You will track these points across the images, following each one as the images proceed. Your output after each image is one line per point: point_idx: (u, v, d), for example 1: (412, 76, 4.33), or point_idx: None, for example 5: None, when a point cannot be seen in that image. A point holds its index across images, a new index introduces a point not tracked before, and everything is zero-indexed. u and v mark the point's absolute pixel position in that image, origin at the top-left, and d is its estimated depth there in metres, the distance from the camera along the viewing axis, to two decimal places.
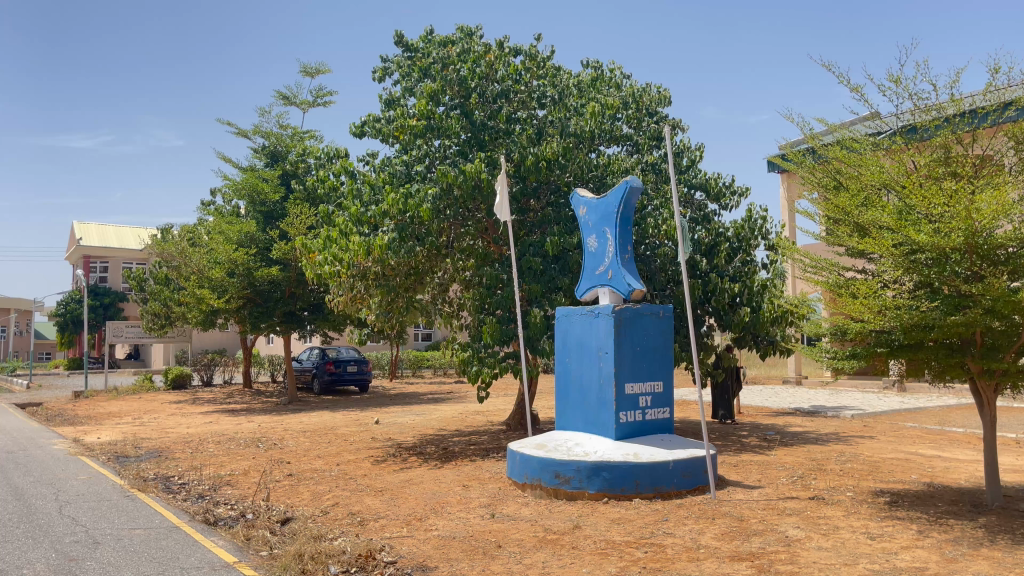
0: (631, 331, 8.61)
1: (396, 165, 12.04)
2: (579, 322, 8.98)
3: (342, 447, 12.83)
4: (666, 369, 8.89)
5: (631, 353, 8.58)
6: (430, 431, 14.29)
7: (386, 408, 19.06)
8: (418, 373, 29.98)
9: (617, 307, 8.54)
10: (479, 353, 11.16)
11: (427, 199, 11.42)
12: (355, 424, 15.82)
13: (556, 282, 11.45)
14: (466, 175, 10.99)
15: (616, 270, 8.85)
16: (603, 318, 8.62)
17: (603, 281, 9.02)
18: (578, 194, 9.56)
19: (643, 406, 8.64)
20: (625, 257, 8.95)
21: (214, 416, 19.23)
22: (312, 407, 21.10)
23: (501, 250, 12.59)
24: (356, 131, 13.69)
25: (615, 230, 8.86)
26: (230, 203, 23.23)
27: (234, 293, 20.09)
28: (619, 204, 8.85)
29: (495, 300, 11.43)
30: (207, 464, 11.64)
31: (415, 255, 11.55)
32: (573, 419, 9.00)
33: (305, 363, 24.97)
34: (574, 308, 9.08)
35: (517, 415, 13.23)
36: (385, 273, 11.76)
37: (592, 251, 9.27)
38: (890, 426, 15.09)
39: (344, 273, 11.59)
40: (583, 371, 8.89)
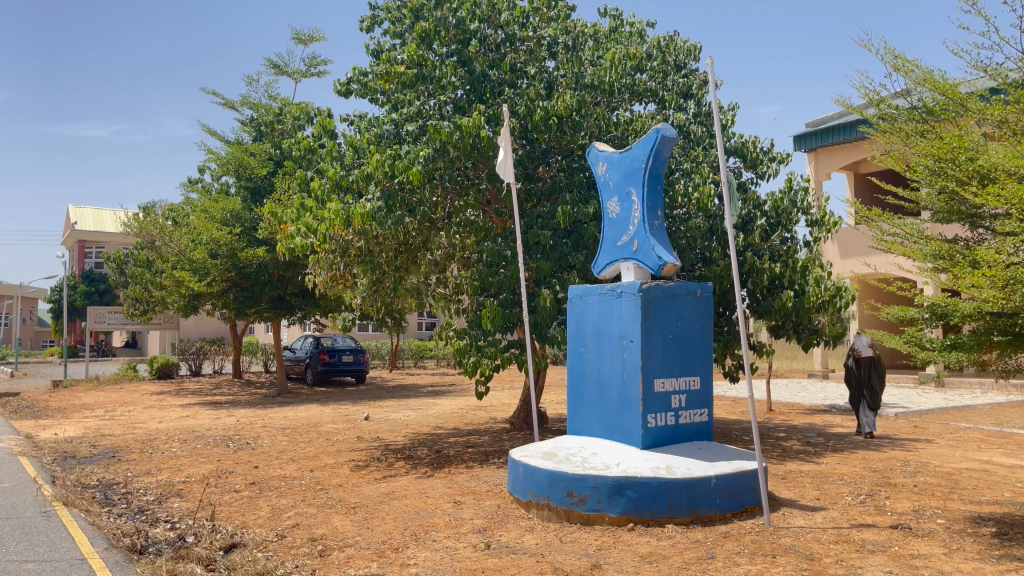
0: (662, 314, 6.95)
1: (383, 125, 10.47)
2: (597, 304, 7.32)
3: (322, 448, 11.22)
4: (704, 362, 7.21)
5: (663, 342, 6.93)
6: (424, 430, 12.66)
7: (380, 402, 17.48)
8: (421, 363, 28.43)
9: (645, 284, 6.89)
10: (478, 342, 9.49)
11: (418, 161, 9.80)
12: (342, 419, 14.24)
13: (568, 259, 9.75)
14: (463, 130, 9.30)
15: (645, 239, 7.21)
16: (627, 298, 6.97)
17: (627, 254, 7.37)
18: (595, 148, 7.84)
19: (676, 407, 6.99)
20: (654, 224, 7.28)
21: (194, 409, 17.71)
22: (302, 400, 19.55)
23: (506, 224, 10.90)
24: (342, 89, 12.03)
25: (643, 189, 7.20)
26: (217, 180, 21.65)
27: (217, 276, 18.51)
28: (649, 158, 7.19)
29: (496, 282, 9.75)
30: (163, 469, 10.07)
31: (404, 227, 9.93)
32: (588, 421, 7.35)
33: (300, 353, 23.40)
34: (590, 287, 7.41)
35: (521, 412, 11.54)
36: (368, 247, 10.08)
37: (613, 215, 7.58)
38: (943, 426, 13.37)
39: (320, 247, 9.92)
40: (601, 364, 7.24)
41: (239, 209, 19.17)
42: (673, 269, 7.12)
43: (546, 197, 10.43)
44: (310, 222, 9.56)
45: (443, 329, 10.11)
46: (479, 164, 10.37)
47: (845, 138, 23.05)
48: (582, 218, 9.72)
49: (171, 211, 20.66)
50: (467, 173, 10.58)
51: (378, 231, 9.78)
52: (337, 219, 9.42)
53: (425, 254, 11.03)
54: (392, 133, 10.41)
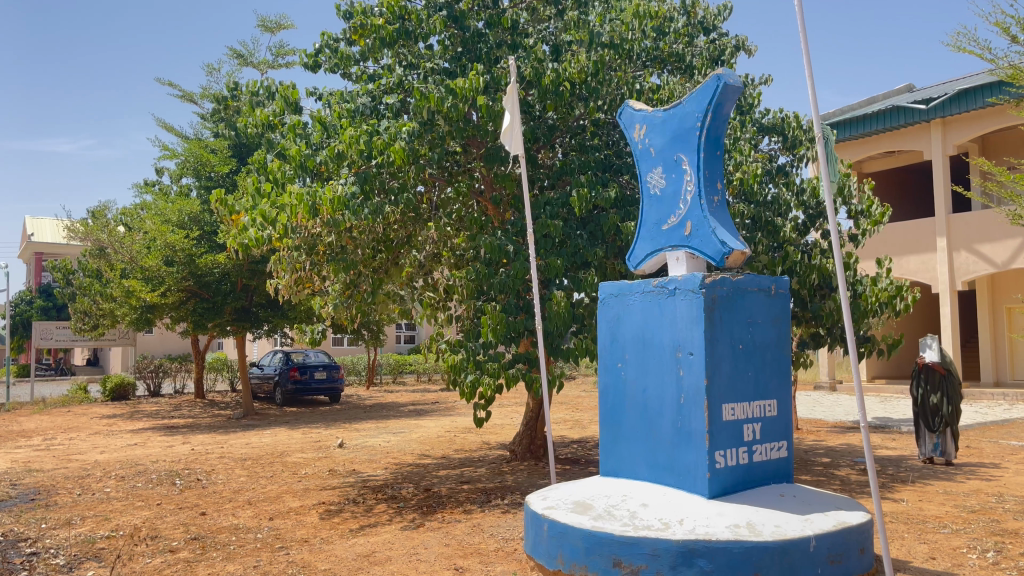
0: (730, 317, 5.25)
1: (357, 98, 8.81)
2: (640, 306, 5.61)
3: (286, 485, 9.33)
4: (780, 380, 5.51)
5: (732, 355, 5.23)
6: (408, 460, 10.86)
7: (357, 425, 15.64)
8: (399, 379, 26.52)
9: (707, 278, 5.19)
10: (476, 356, 7.72)
11: (401, 137, 8.10)
12: (312, 448, 12.36)
13: (584, 254, 8.05)
14: (453, 93, 7.58)
15: (702, 219, 5.52)
16: (684, 299, 5.27)
17: (679, 240, 5.69)
18: (629, 106, 6.14)
19: (749, 441, 5.29)
20: (715, 200, 5.59)
21: (145, 435, 15.70)
22: (269, 423, 17.64)
23: (503, 215, 9.17)
24: (310, 63, 10.28)
25: (701, 154, 5.52)
26: (174, 181, 19.71)
27: (172, 284, 16.57)
28: (704, 113, 5.50)
29: (499, 283, 7.94)
30: (88, 518, 8.15)
31: (384, 216, 8.21)
32: (630, 459, 5.64)
33: (268, 370, 21.46)
34: (630, 284, 5.70)
35: (523, 438, 9.73)
36: (340, 244, 8.26)
37: (656, 191, 5.88)
38: (995, 445, 11.85)
39: (279, 242, 8.10)
40: (646, 384, 5.53)
41: (197, 211, 17.29)
42: (740, 258, 5.45)
43: (554, 182, 8.73)
44: (263, 212, 7.72)
45: (430, 342, 8.35)
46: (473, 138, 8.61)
47: (849, 133, 21.63)
48: (602, 204, 8.00)
49: (122, 216, 18.67)
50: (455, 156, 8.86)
51: (352, 222, 8.00)
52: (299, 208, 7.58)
53: (407, 251, 9.25)
54: (369, 106, 8.78)
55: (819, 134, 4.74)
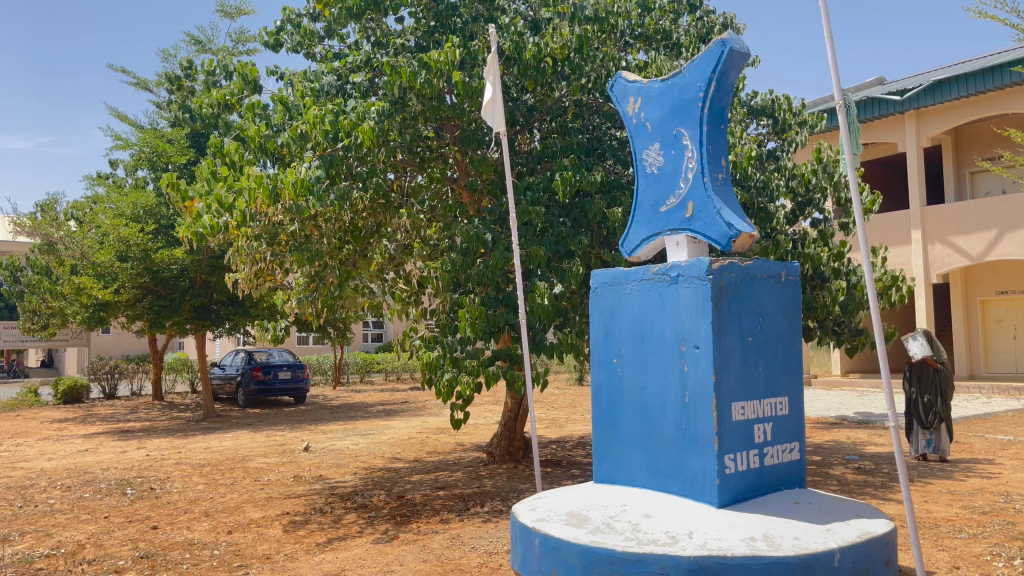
0: (739, 307, 4.76)
1: (322, 77, 8.18)
2: (637, 296, 5.09)
3: (248, 494, 8.67)
4: (792, 375, 5.03)
5: (740, 349, 4.73)
6: (379, 464, 10.25)
7: (324, 426, 14.97)
8: (367, 378, 25.78)
9: (714, 264, 4.67)
10: (454, 353, 7.15)
11: (369, 116, 7.50)
12: (276, 452, 11.67)
13: (567, 242, 7.53)
14: (426, 66, 6.99)
15: (706, 200, 5.01)
16: (687, 287, 4.76)
17: (679, 223, 5.18)
18: (622, 78, 5.60)
19: (760, 443, 4.80)
20: (720, 178, 5.08)
21: (98, 440, 14.85)
22: (231, 425, 16.87)
23: (479, 202, 8.59)
24: (271, 41, 9.60)
25: (704, 127, 5.01)
26: (129, 173, 18.78)
27: (126, 280, 15.72)
28: (707, 82, 4.99)
29: (477, 273, 7.36)
30: (27, 533, 7.41)
31: (352, 202, 7.60)
32: (628, 464, 5.12)
33: (230, 370, 20.65)
34: (627, 272, 5.17)
35: (502, 439, 9.18)
36: (304, 234, 7.61)
37: (653, 169, 5.35)
38: (983, 439, 11.58)
39: (237, 230, 7.44)
40: (645, 382, 5.01)
41: (153, 203, 16.44)
42: (747, 241, 4.95)
43: (535, 166, 8.15)
44: (216, 196, 7.02)
45: (401, 338, 7.78)
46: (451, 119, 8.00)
47: None
48: (587, 188, 7.47)
49: (73, 209, 17.73)
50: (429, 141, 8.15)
51: (317, 209, 7.36)
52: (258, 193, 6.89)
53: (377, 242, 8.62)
54: (335, 84, 8.15)
55: (839, 103, 4.26)
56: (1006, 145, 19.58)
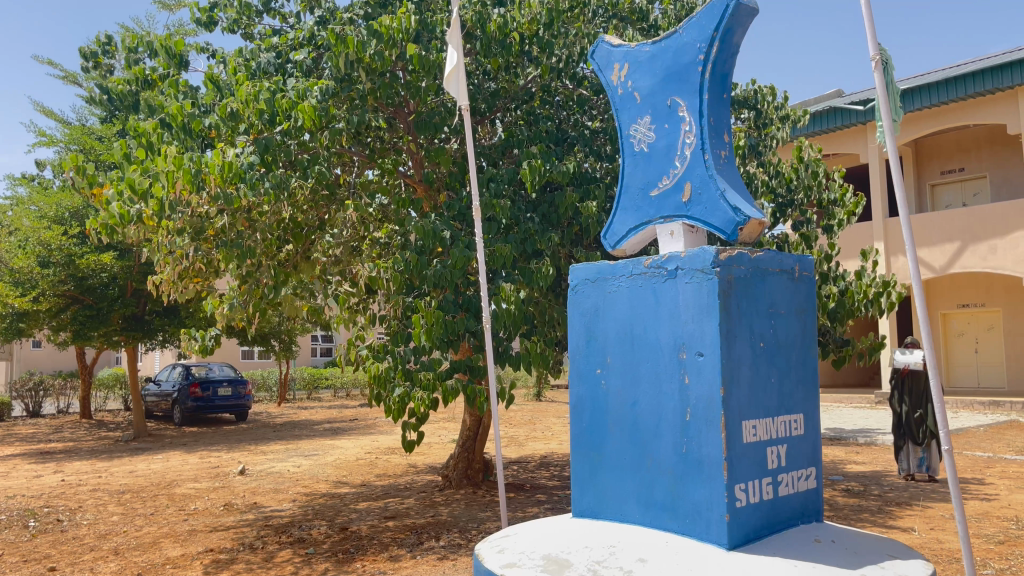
0: (749, 306, 3.97)
1: (260, 53, 7.25)
2: (627, 294, 4.28)
3: (169, 526, 7.60)
4: (807, 387, 4.27)
5: (751, 356, 3.94)
6: (322, 489, 9.25)
7: (265, 447, 13.85)
8: (315, 394, 24.58)
9: (721, 254, 3.89)
10: (406, 364, 6.23)
11: (310, 93, 6.56)
12: (208, 476, 10.55)
13: (535, 240, 6.73)
14: (377, 34, 6.05)
15: (707, 181, 4.24)
16: (688, 282, 3.96)
17: (675, 208, 4.40)
18: (605, 42, 4.82)
19: (773, 469, 4.01)
20: (723, 155, 4.33)
21: (11, 463, 13.47)
22: (164, 445, 15.59)
23: (436, 199, 7.72)
24: (202, 19, 8.60)
25: (705, 94, 4.25)
26: (56, 173, 17.40)
27: (46, 288, 14.36)
28: (708, 42, 4.23)
29: (433, 274, 6.46)
30: None
31: (290, 191, 6.65)
32: (617, 495, 4.28)
33: (165, 386, 19.29)
34: (613, 266, 4.37)
35: (459, 461, 8.29)
36: (234, 228, 6.61)
37: (643, 146, 4.57)
38: (962, 457, 11.07)
39: (152, 222, 6.42)
40: (636, 396, 4.19)
41: (79, 204, 15.14)
42: (756, 228, 4.19)
43: (499, 156, 7.34)
44: (126, 178, 5.94)
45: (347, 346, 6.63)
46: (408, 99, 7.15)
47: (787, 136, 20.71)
48: (558, 178, 6.66)
49: None
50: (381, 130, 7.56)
51: (249, 199, 6.40)
52: (177, 177, 5.82)
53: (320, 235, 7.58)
54: (273, 61, 7.18)
55: (875, 61, 3.58)
56: (967, 158, 19.56)
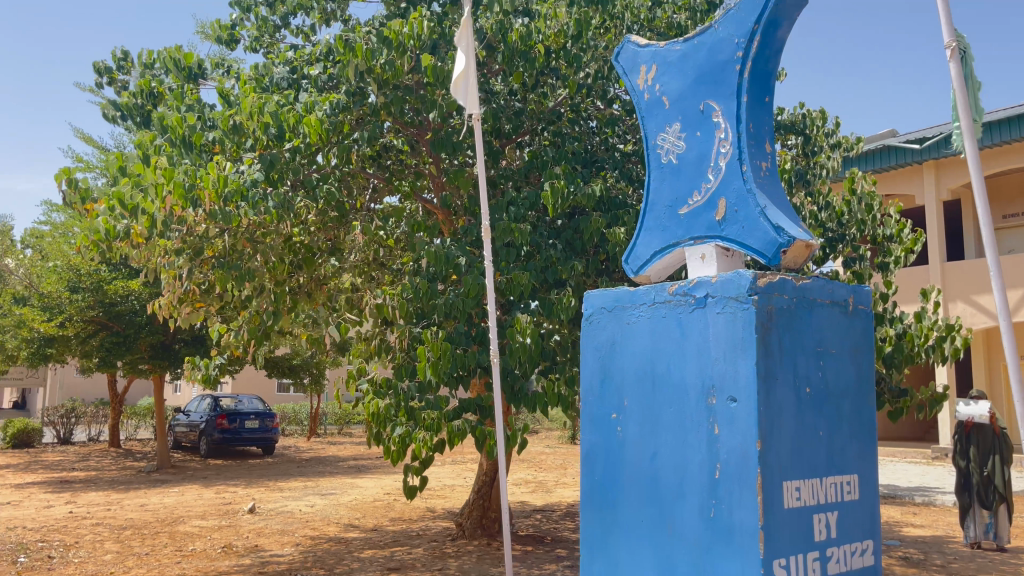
0: (793, 343, 3.34)
1: (274, 67, 6.88)
2: (647, 328, 3.65)
3: (159, 568, 7.06)
4: (862, 443, 3.59)
5: (794, 404, 3.30)
6: (330, 532, 8.65)
7: (284, 483, 13.34)
8: (345, 430, 24.11)
9: (760, 280, 3.27)
10: (408, 401, 5.67)
11: (319, 106, 6.13)
12: (216, 513, 10.03)
13: (557, 269, 6.18)
14: (387, 41, 5.64)
15: (745, 196, 3.64)
16: (720, 314, 3.34)
17: (707, 228, 3.80)
18: (630, 42, 4.26)
19: (821, 540, 3.33)
20: (764, 167, 3.73)
21: (27, 492, 13.16)
22: (184, 478, 15.19)
23: (456, 225, 7.22)
24: (223, 37, 8.32)
25: (744, 97, 3.68)
26: None
27: (74, 314, 14.19)
28: (748, 36, 3.67)
29: (445, 304, 5.90)
30: None
31: (294, 210, 6.19)
32: (632, 564, 3.61)
33: (193, 416, 19.00)
34: (633, 293, 3.76)
35: (474, 509, 7.64)
36: (234, 249, 6.16)
37: (671, 157, 3.98)
38: None
39: (145, 240, 5.99)
40: (656, 447, 3.55)
41: None
42: (803, 252, 3.57)
43: (522, 178, 6.88)
44: (113, 192, 5.50)
45: (346, 381, 6.05)
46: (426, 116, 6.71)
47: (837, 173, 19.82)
48: (583, 202, 6.10)
49: (29, 235, 16.36)
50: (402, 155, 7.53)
51: (249, 218, 5.95)
52: (166, 191, 5.37)
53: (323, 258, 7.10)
54: (286, 76, 6.79)
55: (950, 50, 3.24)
56: None
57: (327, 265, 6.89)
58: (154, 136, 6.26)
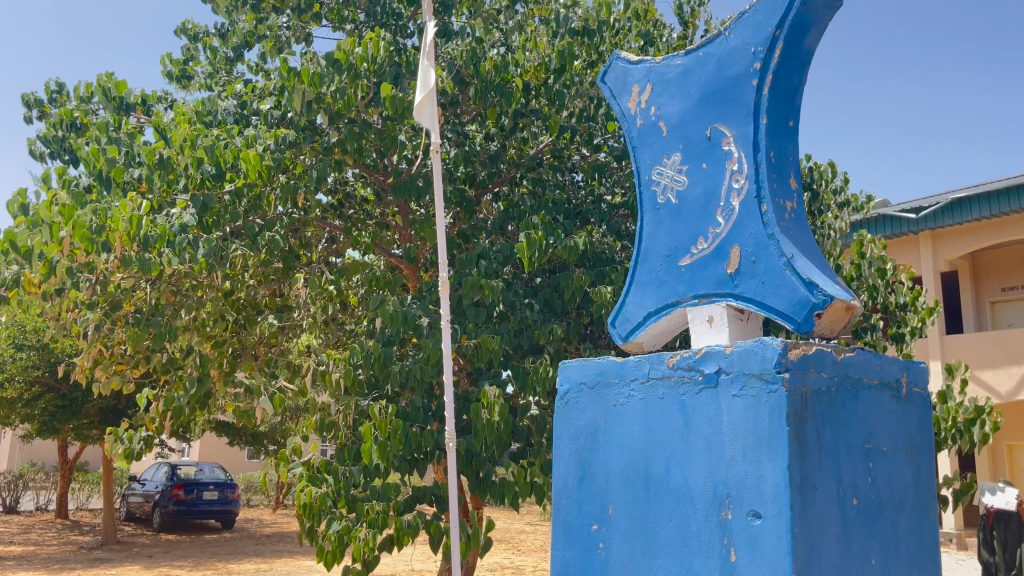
0: (835, 437, 2.48)
1: (221, 102, 6.15)
2: (639, 412, 2.77)
3: None
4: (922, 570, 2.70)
5: (838, 522, 2.42)
6: None
7: (235, 565, 12.12)
8: None
9: (792, 351, 2.43)
10: (351, 484, 4.76)
11: (261, 143, 5.35)
12: None
13: (533, 332, 5.34)
14: (337, 64, 5.01)
15: (765, 243, 2.82)
16: (737, 397, 2.49)
17: (717, 284, 2.97)
18: (620, 58, 3.47)
19: None
20: (790, 206, 2.93)
21: None
22: (128, 556, 13.92)
23: (422, 280, 6.40)
24: (174, 73, 7.59)
25: (764, 120, 2.90)
26: None
27: (16, 373, 13.21)
28: (768, 44, 2.91)
29: (400, 371, 5.04)
30: None
31: (229, 259, 5.35)
32: None
33: (149, 485, 17.73)
34: (621, 365, 2.89)
35: None
36: (156, 304, 5.37)
37: (670, 196, 3.17)
38: None
39: (50, 291, 5.12)
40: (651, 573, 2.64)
41: None
42: (841, 316, 2.75)
43: (496, 229, 6.10)
44: (5, 231, 4.66)
45: (276, 461, 5.09)
46: (389, 156, 5.99)
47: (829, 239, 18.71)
48: (564, 255, 5.30)
49: None
50: (367, 205, 6.89)
51: (172, 268, 5.09)
52: (65, 232, 4.52)
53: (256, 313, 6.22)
54: (232, 110, 6.05)
55: None
56: None
57: (262, 322, 6.03)
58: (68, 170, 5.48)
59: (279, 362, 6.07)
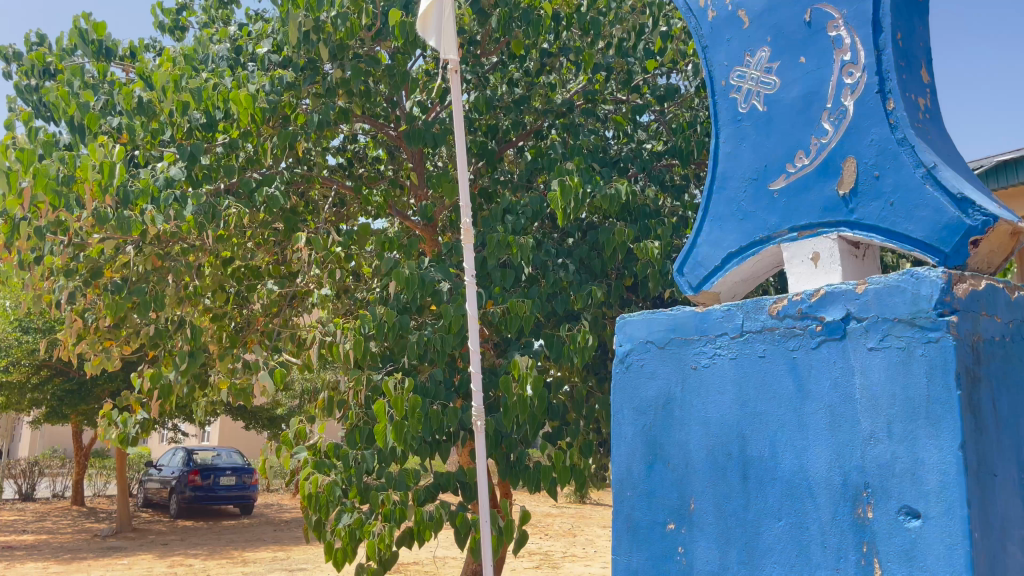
0: (1012, 404, 1.81)
1: (212, 45, 5.48)
2: (730, 375, 2.11)
3: None
4: None
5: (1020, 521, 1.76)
6: None
7: (251, 555, 11.61)
8: None
9: (957, 286, 1.75)
10: (365, 472, 4.16)
11: (252, 83, 4.67)
12: None
13: (569, 295, 4.66)
14: None
15: (894, 151, 2.13)
16: (876, 351, 1.82)
17: (823, 210, 2.28)
18: None
19: None
20: (922, 104, 2.23)
21: None
22: (143, 543, 13.48)
23: (441, 243, 5.74)
24: (166, 24, 6.92)
25: None
26: None
27: (22, 356, 12.73)
28: None
29: (417, 342, 4.38)
30: None
31: (220, 219, 4.71)
32: None
33: (165, 471, 17.31)
34: (702, 316, 2.22)
35: None
36: (141, 270, 4.76)
37: (755, 103, 2.49)
38: None
39: (19, 255, 4.51)
40: None
41: None
42: (1003, 245, 2.06)
43: (523, 183, 5.41)
44: None
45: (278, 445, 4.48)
46: (401, 101, 5.30)
47: None
48: (603, 206, 4.61)
49: None
50: (379, 165, 6.30)
51: (156, 228, 4.45)
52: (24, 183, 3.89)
53: (256, 282, 5.58)
54: (225, 54, 5.38)
55: None
56: None
57: (261, 290, 5.39)
58: (41, 121, 4.86)
59: (281, 336, 5.45)
